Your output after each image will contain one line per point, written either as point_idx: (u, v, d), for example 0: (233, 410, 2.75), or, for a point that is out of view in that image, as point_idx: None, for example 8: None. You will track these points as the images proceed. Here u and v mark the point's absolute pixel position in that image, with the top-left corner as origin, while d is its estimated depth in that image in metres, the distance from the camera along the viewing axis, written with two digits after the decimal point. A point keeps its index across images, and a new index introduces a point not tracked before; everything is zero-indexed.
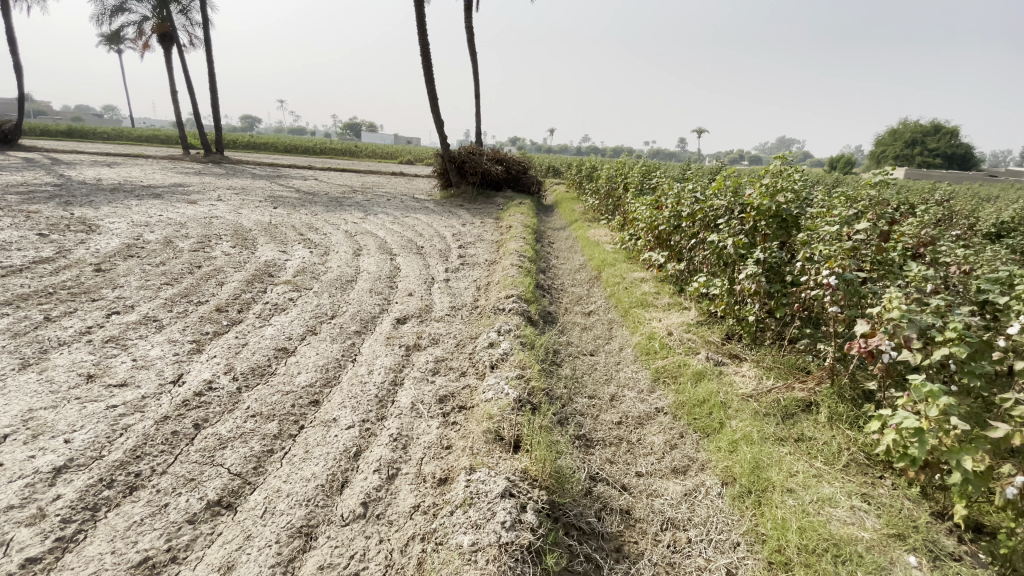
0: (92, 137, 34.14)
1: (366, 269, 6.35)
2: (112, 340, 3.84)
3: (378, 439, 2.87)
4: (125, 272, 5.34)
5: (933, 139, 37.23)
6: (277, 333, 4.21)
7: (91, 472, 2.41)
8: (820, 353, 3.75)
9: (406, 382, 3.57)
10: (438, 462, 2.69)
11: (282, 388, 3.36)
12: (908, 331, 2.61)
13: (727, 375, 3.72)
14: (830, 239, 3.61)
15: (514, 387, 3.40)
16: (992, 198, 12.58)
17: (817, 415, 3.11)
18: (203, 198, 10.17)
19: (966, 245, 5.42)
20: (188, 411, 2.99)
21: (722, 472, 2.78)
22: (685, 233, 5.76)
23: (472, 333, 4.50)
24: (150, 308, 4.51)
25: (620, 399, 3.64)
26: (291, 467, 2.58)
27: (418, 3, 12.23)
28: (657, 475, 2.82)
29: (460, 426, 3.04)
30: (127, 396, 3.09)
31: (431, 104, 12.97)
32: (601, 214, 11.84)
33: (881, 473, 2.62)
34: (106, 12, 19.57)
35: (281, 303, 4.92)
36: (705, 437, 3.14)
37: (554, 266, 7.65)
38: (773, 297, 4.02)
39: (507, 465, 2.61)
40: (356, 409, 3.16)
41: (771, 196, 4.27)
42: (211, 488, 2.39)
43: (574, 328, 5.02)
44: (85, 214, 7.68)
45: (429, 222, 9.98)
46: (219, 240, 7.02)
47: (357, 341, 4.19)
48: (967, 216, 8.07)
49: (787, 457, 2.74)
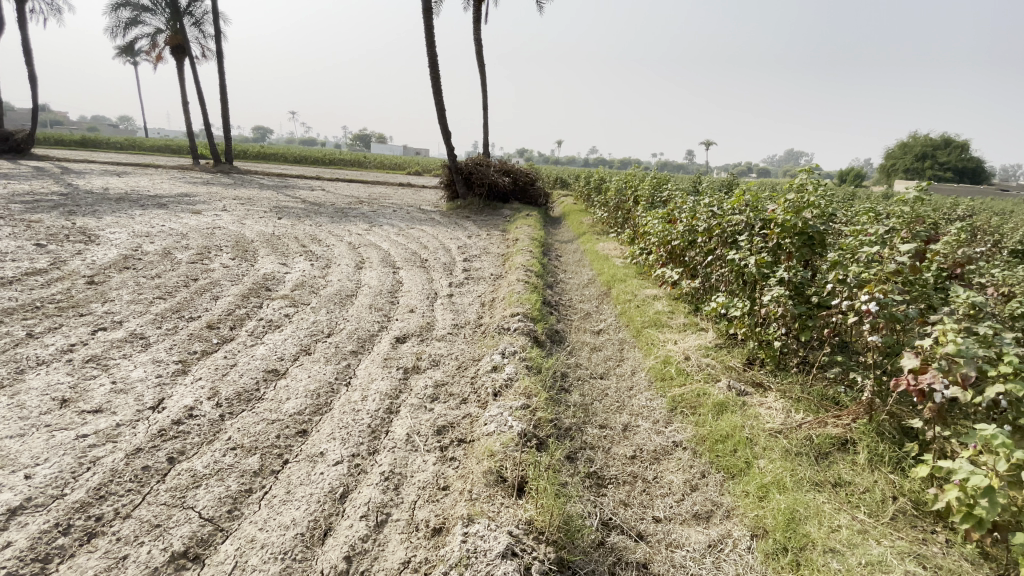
0: (105, 147, 34.58)
1: (367, 283, 6.12)
2: (94, 359, 3.61)
3: (368, 477, 2.60)
4: (117, 286, 5.13)
5: (945, 153, 36.81)
6: (269, 353, 3.97)
7: (48, 516, 2.17)
8: (854, 384, 3.45)
9: (402, 410, 3.31)
10: (433, 508, 2.41)
11: (268, 416, 3.10)
12: (964, 367, 2.31)
13: (751, 407, 3.42)
14: (865, 260, 3.33)
15: (519, 419, 3.12)
16: (1009, 214, 12.30)
17: (855, 455, 2.82)
18: (207, 208, 10.03)
19: (998, 264, 5.13)
20: (163, 442, 2.74)
21: (751, 521, 2.47)
22: (701, 248, 5.49)
23: (475, 354, 4.24)
24: (139, 324, 4.30)
25: (633, 430, 3.36)
26: (269, 513, 2.31)
27: (428, 13, 12.14)
28: (675, 522, 2.52)
29: (458, 463, 2.77)
30: (100, 424, 2.84)
31: (438, 116, 12.85)
32: (610, 226, 11.56)
33: (933, 527, 2.32)
34: (121, 24, 19.81)
35: (276, 320, 4.68)
36: (730, 478, 2.83)
37: (562, 280, 7.39)
38: (799, 319, 3.74)
39: (510, 515, 2.33)
40: (346, 441, 2.89)
41: (796, 212, 3.98)
42: (178, 536, 2.13)
43: (583, 348, 4.75)
44: (86, 223, 7.54)
45: (434, 234, 9.79)
46: (218, 251, 6.83)
47: (353, 362, 3.94)
48: (992, 232, 7.71)
49: (827, 508, 2.44)
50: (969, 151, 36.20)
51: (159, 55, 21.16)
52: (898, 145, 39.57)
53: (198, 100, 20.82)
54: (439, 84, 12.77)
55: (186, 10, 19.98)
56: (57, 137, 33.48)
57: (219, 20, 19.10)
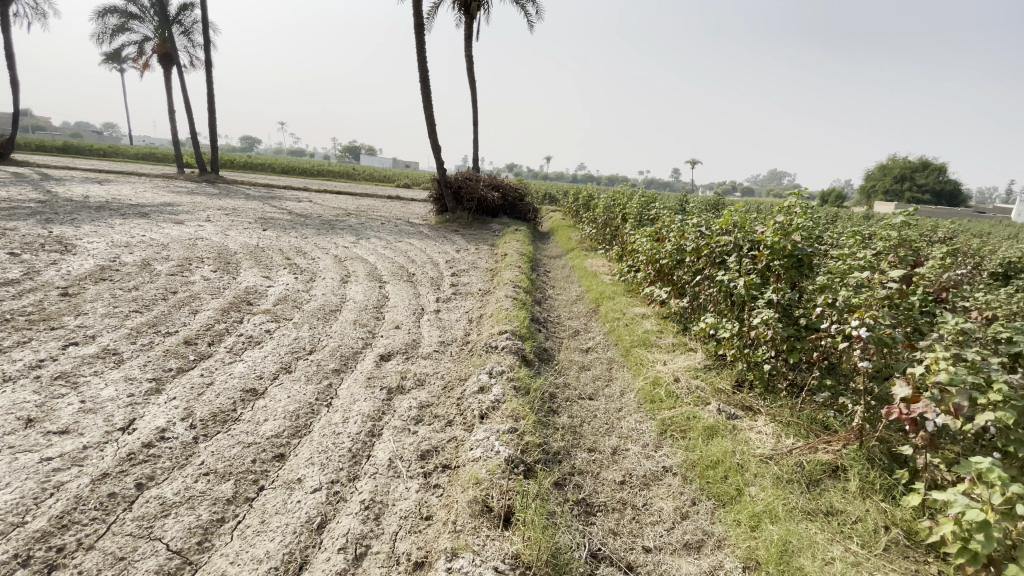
0: (88, 153, 34.17)
1: (352, 298, 6.02)
2: (63, 376, 3.45)
3: (348, 506, 2.49)
4: (93, 298, 4.96)
5: (923, 175, 37.79)
6: (247, 371, 3.84)
7: (6, 546, 2.03)
8: (844, 408, 3.43)
9: (384, 433, 3.20)
10: (415, 539, 2.31)
11: (244, 439, 2.97)
12: (956, 397, 2.29)
13: (741, 432, 3.38)
14: (854, 284, 3.34)
15: (506, 444, 3.03)
16: (988, 235, 12.56)
17: (846, 483, 2.78)
18: (190, 218, 9.85)
19: (980, 287, 5.20)
20: (132, 466, 2.60)
21: (743, 552, 2.40)
22: (689, 267, 5.49)
23: (461, 374, 4.15)
24: (113, 339, 4.14)
25: (622, 454, 3.29)
26: (241, 545, 2.18)
27: (419, 29, 12.21)
28: (666, 552, 2.45)
29: (442, 491, 2.68)
30: (66, 446, 2.70)
31: (429, 130, 12.84)
32: (598, 242, 11.58)
33: (926, 558, 2.28)
34: (109, 32, 19.66)
35: (256, 336, 4.55)
36: (721, 506, 2.77)
37: (551, 296, 7.35)
38: (787, 341, 3.74)
39: (496, 549, 2.25)
40: (325, 466, 2.78)
41: (785, 234, 3.98)
42: (143, 571, 2.00)
43: (571, 367, 4.69)
44: (64, 232, 7.35)
45: (422, 247, 9.72)
46: (200, 263, 6.68)
47: (335, 382, 3.83)
48: (973, 255, 7.84)
49: (820, 540, 2.39)
50: (945, 174, 37.23)
51: (146, 63, 21.00)
52: (878, 167, 40.61)
53: (184, 109, 20.65)
54: (429, 99, 12.80)
55: (176, 19, 19.89)
56: (39, 142, 33.01)
57: (208, 29, 19.04)
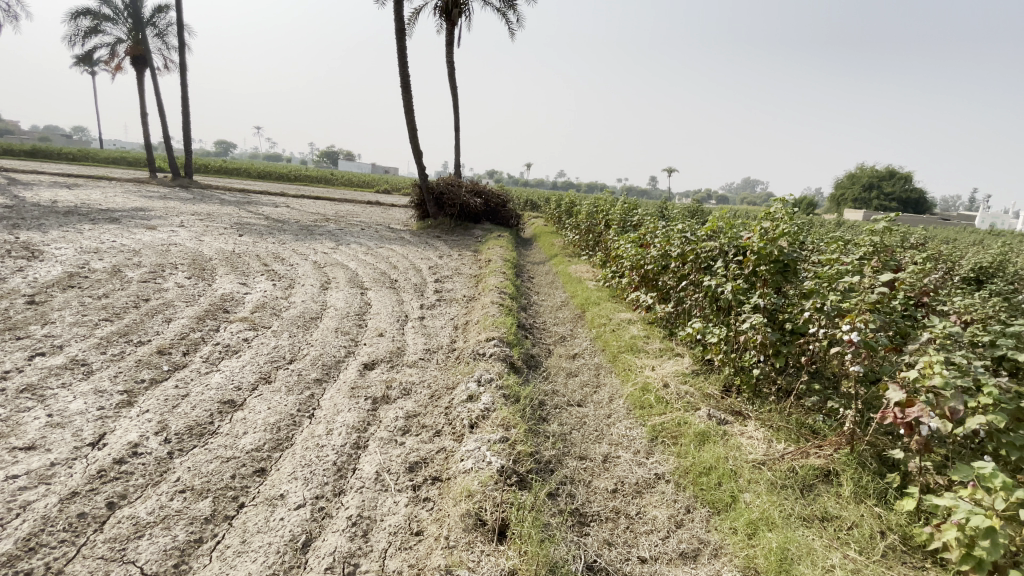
0: (55, 156, 33.08)
1: (333, 304, 5.88)
2: (28, 389, 3.25)
3: (334, 523, 2.38)
4: (60, 306, 4.73)
5: (890, 184, 39.08)
6: (225, 382, 3.68)
7: None
8: (832, 412, 3.44)
9: (370, 445, 3.09)
10: (405, 556, 2.22)
11: (222, 453, 2.83)
12: (951, 401, 2.30)
13: (733, 437, 3.37)
14: (842, 288, 3.36)
15: (497, 454, 2.96)
16: (952, 241, 13.08)
17: (839, 488, 2.78)
18: (164, 223, 9.56)
19: (953, 291, 5.34)
20: (103, 484, 2.45)
21: (741, 561, 2.37)
22: (674, 272, 5.51)
23: (448, 382, 4.06)
24: (81, 349, 3.93)
25: (614, 461, 3.25)
26: (221, 567, 2.06)
27: (401, 34, 12.13)
28: (662, 561, 2.40)
29: (433, 505, 2.58)
30: (32, 463, 2.53)
31: (410, 136, 12.74)
32: (581, 248, 11.62)
33: (923, 563, 2.27)
34: (79, 33, 19.09)
35: (233, 345, 4.38)
36: (717, 513, 2.74)
37: (535, 302, 7.32)
38: (774, 346, 3.75)
39: (491, 565, 2.18)
40: (309, 481, 2.66)
41: (772, 240, 4.00)
42: None
43: (559, 374, 4.64)
44: (30, 237, 7.03)
45: (404, 253, 9.61)
46: (174, 269, 6.45)
47: (317, 392, 3.70)
48: (944, 260, 8.08)
49: (818, 546, 2.37)
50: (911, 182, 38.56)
51: (118, 65, 20.44)
52: (848, 176, 41.85)
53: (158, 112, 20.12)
54: (411, 104, 12.71)
55: (150, 20, 19.44)
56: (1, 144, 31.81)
57: (183, 32, 18.62)
